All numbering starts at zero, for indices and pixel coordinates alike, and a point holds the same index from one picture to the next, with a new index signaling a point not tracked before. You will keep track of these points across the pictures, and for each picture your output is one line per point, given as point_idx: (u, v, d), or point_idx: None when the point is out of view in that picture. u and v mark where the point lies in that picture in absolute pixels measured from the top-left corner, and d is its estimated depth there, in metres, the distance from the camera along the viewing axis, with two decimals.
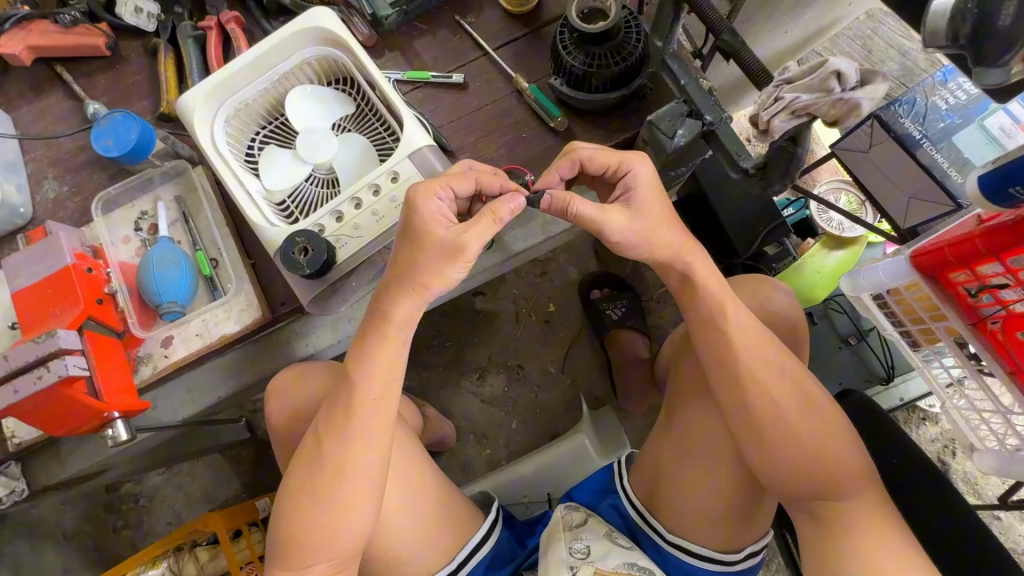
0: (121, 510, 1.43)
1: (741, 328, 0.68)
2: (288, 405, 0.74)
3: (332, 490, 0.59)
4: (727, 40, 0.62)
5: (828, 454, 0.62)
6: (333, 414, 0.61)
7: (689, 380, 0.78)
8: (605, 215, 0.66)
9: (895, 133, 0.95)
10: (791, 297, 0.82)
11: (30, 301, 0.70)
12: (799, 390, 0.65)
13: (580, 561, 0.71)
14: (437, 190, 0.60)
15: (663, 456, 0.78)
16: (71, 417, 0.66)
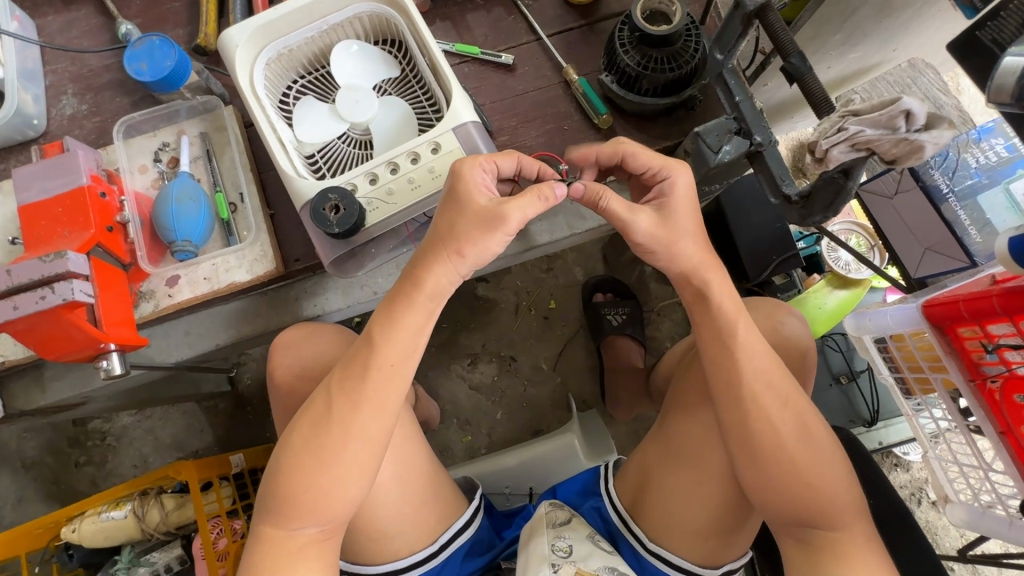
0: (86, 446, 1.39)
1: (756, 348, 0.67)
2: (296, 362, 0.75)
3: (333, 452, 0.58)
4: (793, 64, 0.60)
5: (826, 484, 0.63)
6: (347, 378, 0.60)
7: (691, 392, 0.78)
8: (635, 216, 0.67)
9: (923, 184, 1.00)
10: (802, 325, 0.82)
11: (38, 218, 0.67)
12: (805, 418, 0.65)
13: (562, 560, 0.69)
14: (482, 163, 0.62)
15: (655, 465, 0.78)
16: (68, 343, 0.63)
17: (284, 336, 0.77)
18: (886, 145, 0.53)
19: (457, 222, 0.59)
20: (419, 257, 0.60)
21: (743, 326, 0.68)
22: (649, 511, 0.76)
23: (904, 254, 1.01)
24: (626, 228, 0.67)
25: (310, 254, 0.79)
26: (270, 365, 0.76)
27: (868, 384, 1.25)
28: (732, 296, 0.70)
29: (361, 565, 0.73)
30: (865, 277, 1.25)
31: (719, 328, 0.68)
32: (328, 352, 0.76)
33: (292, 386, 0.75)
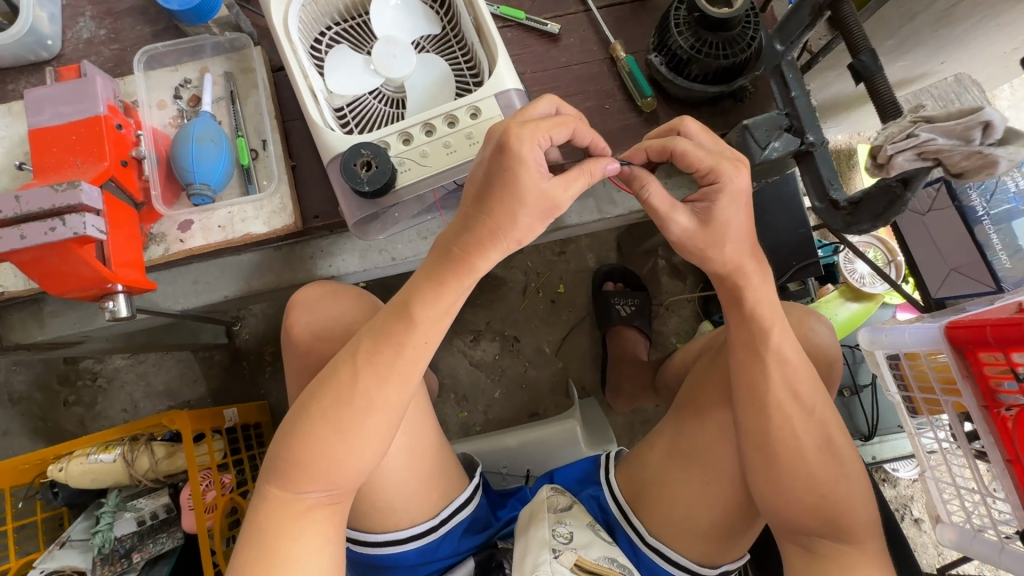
0: (75, 386, 1.37)
1: (789, 356, 0.66)
2: (313, 322, 0.73)
3: (353, 419, 0.57)
4: (863, 61, 0.58)
5: (840, 498, 0.63)
6: (373, 344, 0.58)
7: (708, 392, 0.77)
8: (674, 211, 0.64)
9: (959, 204, 0.97)
10: (830, 333, 0.84)
11: (49, 145, 0.64)
12: (827, 429, 0.65)
13: (563, 546, 0.69)
14: (541, 138, 0.55)
15: (662, 460, 0.77)
16: (75, 280, 0.61)
17: (306, 292, 0.76)
18: (956, 156, 0.51)
19: (518, 214, 0.55)
20: (456, 229, 0.58)
21: (775, 334, 0.66)
22: (652, 506, 0.76)
23: (928, 274, 1.04)
24: (664, 220, 0.64)
25: (331, 212, 0.75)
26: (287, 320, 0.75)
27: (869, 399, 1.24)
28: (766, 300, 0.67)
29: (361, 530, 0.74)
30: (879, 292, 1.24)
31: (753, 331, 0.67)
32: (343, 315, 0.74)
33: (302, 346, 0.73)
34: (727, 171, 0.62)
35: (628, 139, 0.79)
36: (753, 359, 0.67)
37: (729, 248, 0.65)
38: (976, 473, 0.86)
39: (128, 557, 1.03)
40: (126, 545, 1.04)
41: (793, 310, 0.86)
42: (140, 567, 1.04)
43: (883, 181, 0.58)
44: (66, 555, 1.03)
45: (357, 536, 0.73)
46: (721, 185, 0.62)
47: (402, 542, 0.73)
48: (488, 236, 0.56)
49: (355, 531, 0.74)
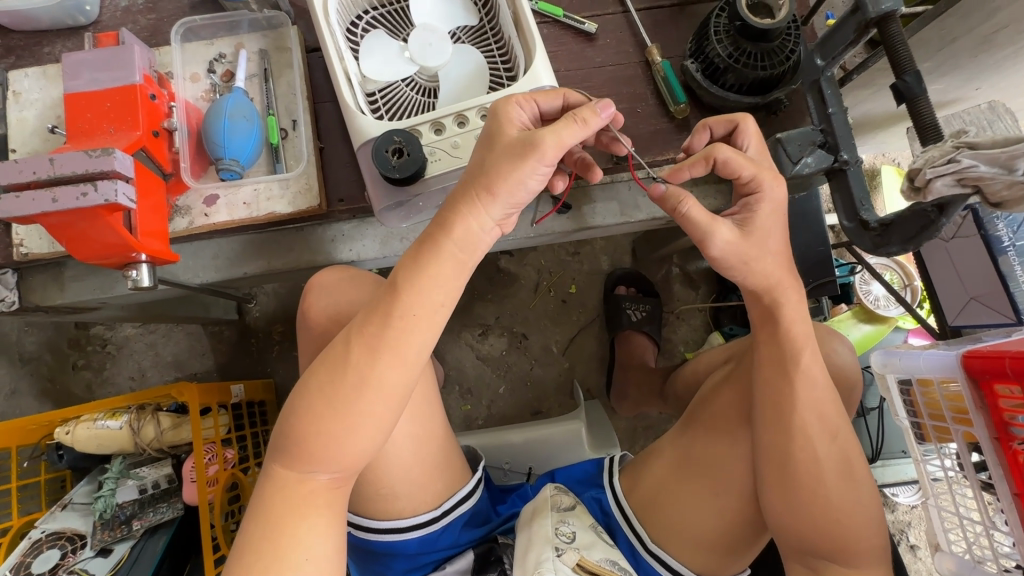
0: (85, 350, 1.38)
1: (819, 378, 0.66)
2: (332, 305, 0.73)
3: (346, 398, 0.55)
4: (906, 82, 0.57)
5: (850, 523, 0.64)
6: (365, 319, 0.56)
7: (722, 406, 0.76)
8: (715, 227, 0.61)
9: (984, 232, 0.96)
10: (851, 353, 0.83)
11: (84, 110, 0.64)
12: (846, 455, 0.65)
13: (566, 545, 0.69)
14: (521, 100, 0.60)
15: (669, 469, 0.77)
16: (101, 246, 0.61)
17: (321, 277, 0.76)
18: (997, 185, 0.51)
19: (490, 159, 0.54)
20: (447, 207, 0.56)
21: (799, 355, 0.66)
22: (657, 513, 0.76)
23: (946, 301, 1.04)
24: (708, 232, 0.61)
25: (356, 197, 0.75)
26: (303, 302, 0.76)
27: (877, 422, 1.24)
28: (792, 323, 0.66)
29: (364, 516, 0.74)
30: (892, 315, 1.25)
31: (783, 352, 0.66)
32: (358, 302, 0.73)
33: (316, 330, 0.73)
34: (768, 181, 0.63)
35: (658, 145, 0.79)
36: (772, 379, 0.66)
37: (759, 265, 0.63)
38: (981, 505, 0.86)
39: (128, 524, 1.04)
40: (127, 512, 1.05)
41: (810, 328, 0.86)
42: (139, 535, 1.05)
43: (919, 206, 0.57)
44: (67, 518, 1.05)
45: (360, 522, 0.74)
46: (762, 197, 0.63)
47: (404, 531, 0.74)
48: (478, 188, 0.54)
49: (359, 517, 0.74)
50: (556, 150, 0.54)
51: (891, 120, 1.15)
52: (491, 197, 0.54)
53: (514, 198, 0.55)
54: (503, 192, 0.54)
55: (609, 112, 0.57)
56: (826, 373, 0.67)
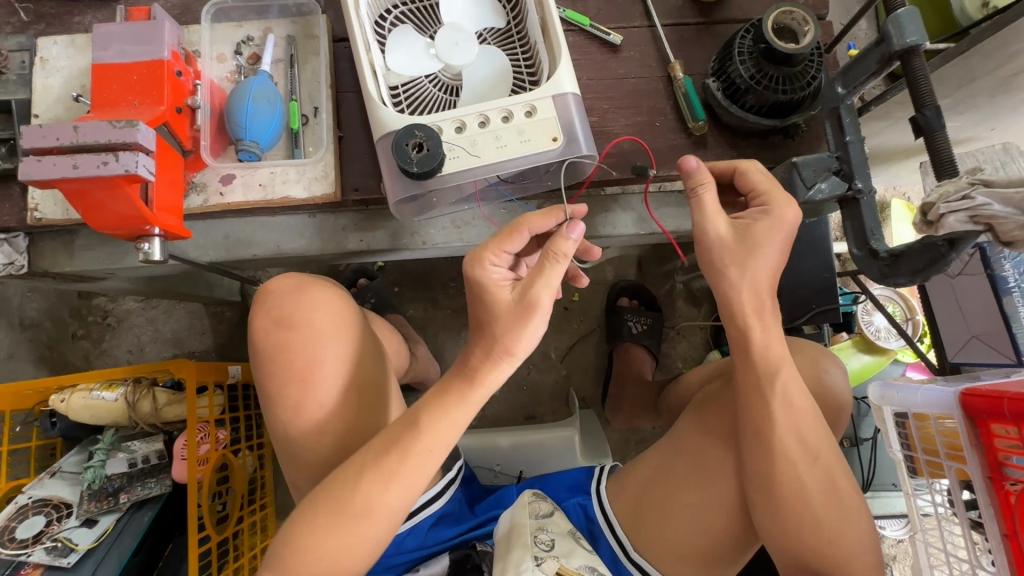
0: (86, 320, 1.38)
1: (798, 400, 0.66)
2: (278, 305, 0.74)
3: (351, 520, 0.61)
4: (926, 116, 0.58)
5: (843, 542, 0.65)
6: (380, 449, 0.63)
7: (709, 426, 0.76)
8: (714, 220, 0.66)
9: (991, 272, 0.96)
10: (843, 376, 0.84)
11: (110, 81, 0.64)
12: (832, 474, 0.66)
13: (545, 554, 0.69)
14: (494, 258, 0.61)
15: (651, 486, 0.77)
16: (118, 217, 0.61)
17: (275, 284, 0.76)
18: (1009, 225, 0.51)
19: (496, 324, 0.60)
20: (471, 363, 0.62)
21: (781, 379, 0.66)
22: (639, 527, 0.76)
23: (947, 338, 1.05)
24: (702, 223, 0.66)
25: (371, 188, 0.76)
26: (252, 313, 0.76)
27: (869, 453, 1.23)
28: (766, 346, 0.67)
29: None
30: (892, 348, 1.25)
31: (761, 375, 0.66)
32: (306, 313, 0.73)
33: (263, 334, 0.73)
34: (779, 201, 0.65)
35: (674, 159, 0.79)
36: (756, 403, 0.66)
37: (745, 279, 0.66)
38: (968, 543, 0.86)
39: (115, 497, 1.04)
40: (115, 484, 1.05)
41: (805, 349, 0.86)
42: (125, 508, 1.05)
43: (931, 239, 0.57)
44: (56, 486, 1.04)
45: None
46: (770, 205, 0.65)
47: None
48: (493, 349, 0.61)
49: None
50: (552, 297, 0.59)
51: (904, 154, 1.16)
52: (509, 357, 0.61)
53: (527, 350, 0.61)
54: (520, 350, 0.60)
55: (579, 231, 0.59)
56: (804, 394, 0.67)
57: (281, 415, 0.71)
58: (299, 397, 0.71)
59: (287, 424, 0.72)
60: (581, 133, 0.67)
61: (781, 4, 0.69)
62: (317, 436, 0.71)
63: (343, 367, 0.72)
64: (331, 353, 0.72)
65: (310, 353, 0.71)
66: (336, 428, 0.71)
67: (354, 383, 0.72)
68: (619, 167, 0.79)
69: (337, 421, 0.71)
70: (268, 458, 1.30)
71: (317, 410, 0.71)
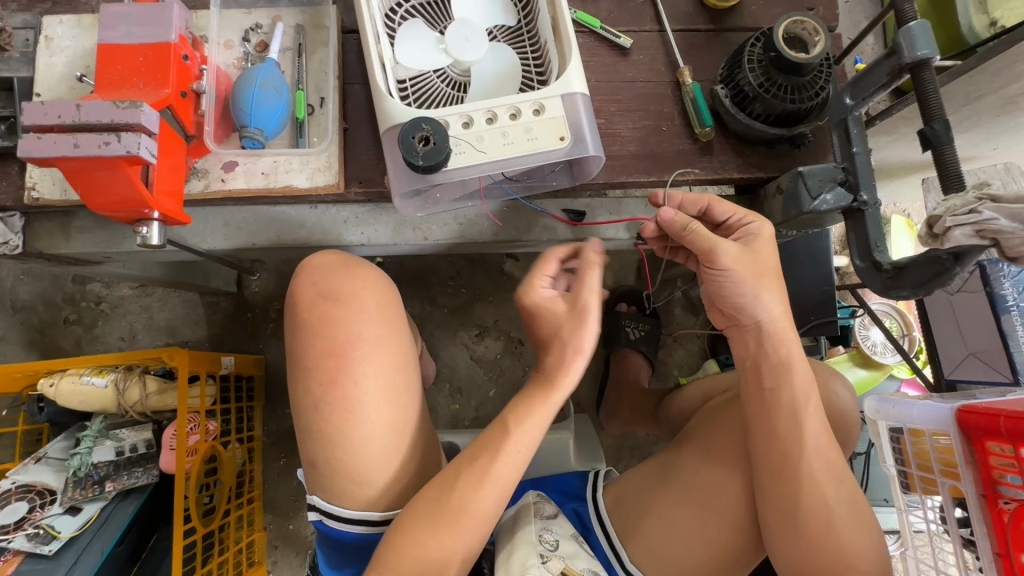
0: (79, 305, 1.36)
1: (823, 424, 0.67)
2: (325, 282, 0.73)
3: (448, 518, 0.65)
4: (934, 130, 0.57)
5: (861, 568, 0.65)
6: (474, 452, 0.68)
7: (722, 441, 0.77)
8: (720, 244, 0.66)
9: (990, 289, 0.97)
10: (852, 395, 0.84)
11: (115, 62, 0.63)
12: (852, 499, 0.66)
13: (549, 552, 0.71)
14: (541, 280, 0.72)
15: (657, 495, 0.77)
16: (117, 199, 0.60)
17: (318, 258, 0.75)
18: (1015, 241, 0.50)
19: (557, 329, 0.69)
20: (546, 361, 0.70)
21: (810, 397, 0.67)
22: (642, 536, 0.75)
23: (944, 354, 1.05)
24: (710, 253, 0.67)
25: (374, 181, 0.75)
26: (292, 285, 0.75)
27: (861, 468, 1.24)
28: (790, 360, 0.68)
29: (323, 498, 0.72)
30: (888, 363, 1.26)
31: (794, 395, 0.67)
32: (354, 291, 0.73)
33: (307, 306, 0.72)
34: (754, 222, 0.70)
35: (679, 165, 0.79)
36: (784, 423, 0.67)
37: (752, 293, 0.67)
38: (959, 560, 0.86)
39: (101, 485, 1.02)
40: (101, 473, 1.03)
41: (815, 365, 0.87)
42: (110, 497, 1.03)
43: (934, 253, 0.56)
44: (40, 472, 1.02)
45: (336, 512, 0.71)
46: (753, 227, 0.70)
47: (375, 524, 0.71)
48: (558, 345, 0.69)
49: (323, 500, 0.72)
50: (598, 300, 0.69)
51: (907, 170, 1.16)
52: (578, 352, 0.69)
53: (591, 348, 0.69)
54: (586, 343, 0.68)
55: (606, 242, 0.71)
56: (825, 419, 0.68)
57: (314, 388, 0.70)
58: (335, 372, 0.69)
59: (317, 397, 0.70)
60: (587, 134, 0.67)
61: (792, 14, 0.69)
62: (346, 414, 0.69)
63: (380, 346, 0.71)
64: (374, 334, 0.71)
65: (351, 331, 0.70)
66: (367, 408, 0.69)
67: (390, 367, 0.71)
68: (625, 170, 0.78)
69: (371, 402, 0.69)
70: (258, 451, 1.29)
71: (352, 388, 0.69)
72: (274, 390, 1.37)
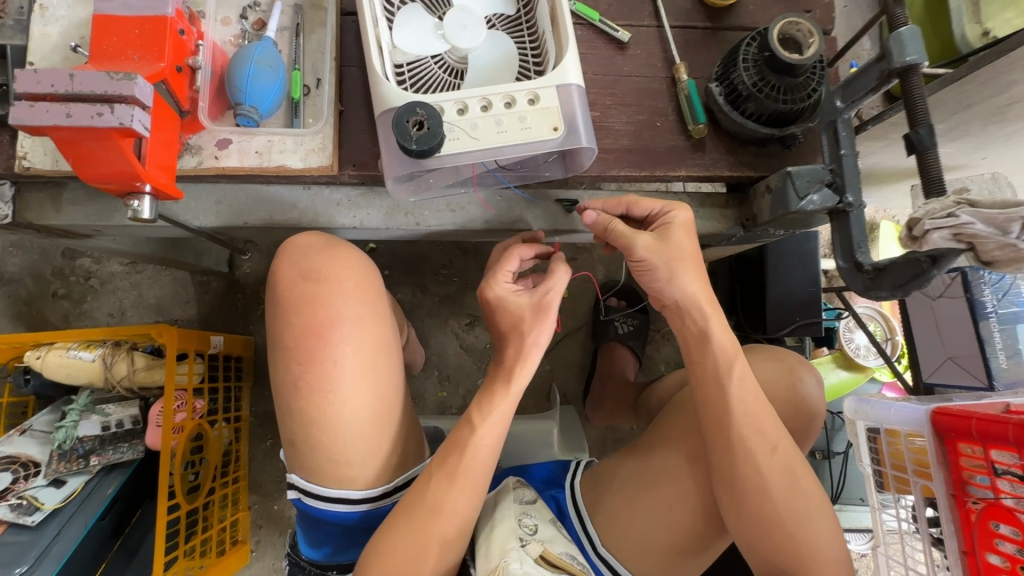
0: (67, 280, 1.35)
1: (750, 394, 0.71)
2: (303, 262, 0.73)
3: (451, 464, 0.69)
4: (919, 134, 0.58)
5: (805, 532, 0.67)
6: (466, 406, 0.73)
7: (683, 426, 0.82)
8: (634, 238, 0.71)
9: (972, 295, 1.00)
10: (821, 388, 0.88)
11: (111, 33, 0.63)
12: (789, 465, 0.69)
13: (529, 536, 0.71)
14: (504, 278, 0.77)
15: (627, 483, 0.81)
16: (108, 170, 0.60)
17: (301, 239, 0.75)
18: (990, 245, 0.52)
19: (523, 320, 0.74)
20: (517, 355, 0.74)
21: (733, 365, 0.71)
22: (608, 516, 0.79)
23: (924, 359, 1.07)
24: (626, 247, 0.71)
25: (368, 164, 0.75)
26: (275, 266, 0.75)
27: (839, 467, 1.26)
28: (715, 336, 0.72)
29: (304, 479, 0.73)
30: (870, 366, 1.28)
31: (718, 367, 0.72)
32: (337, 272, 0.73)
33: (289, 287, 0.72)
34: (671, 212, 0.74)
35: (671, 161, 0.80)
36: (712, 393, 0.71)
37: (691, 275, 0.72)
38: (928, 558, 0.89)
39: (86, 459, 1.02)
40: (85, 447, 1.03)
41: (786, 357, 0.90)
42: (95, 471, 1.03)
43: (913, 255, 0.58)
44: (25, 444, 1.02)
45: (314, 490, 0.72)
46: (672, 217, 0.73)
47: (356, 502, 0.72)
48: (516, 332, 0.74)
49: (302, 480, 0.72)
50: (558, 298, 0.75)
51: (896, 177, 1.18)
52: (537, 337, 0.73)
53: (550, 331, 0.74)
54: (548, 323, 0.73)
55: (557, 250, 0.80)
56: (757, 390, 0.71)
57: (293, 367, 0.70)
58: (313, 352, 0.70)
59: (298, 376, 0.70)
60: (581, 125, 0.67)
61: (787, 14, 0.70)
62: (325, 393, 0.69)
63: (361, 327, 0.72)
64: (354, 315, 0.72)
65: (332, 310, 0.71)
66: (346, 389, 0.70)
67: (370, 349, 0.72)
68: (617, 163, 0.79)
69: (350, 383, 0.70)
70: (245, 431, 1.30)
71: (332, 368, 0.69)
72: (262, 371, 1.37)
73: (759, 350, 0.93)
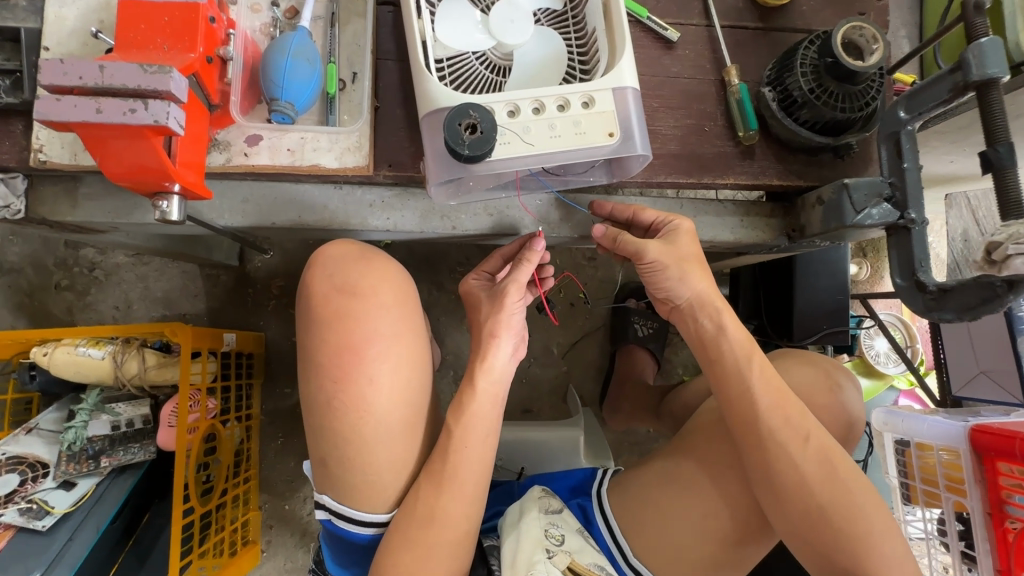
0: (70, 270, 1.30)
1: (773, 386, 0.69)
2: (334, 276, 0.70)
3: (448, 464, 0.67)
4: (998, 152, 0.56)
5: (855, 526, 0.64)
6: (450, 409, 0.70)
7: (712, 428, 0.80)
8: (645, 244, 0.71)
9: (1008, 312, 0.99)
10: (858, 396, 0.87)
11: (139, 20, 0.59)
12: (827, 457, 0.66)
13: (556, 548, 0.70)
14: (474, 276, 0.84)
15: (657, 489, 0.79)
16: (137, 169, 0.56)
17: (333, 249, 0.72)
18: None
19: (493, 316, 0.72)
20: (478, 355, 0.71)
21: (750, 357, 0.70)
22: (641, 525, 0.77)
23: (955, 371, 1.10)
24: (637, 253, 0.71)
25: (405, 164, 0.71)
26: (306, 277, 0.71)
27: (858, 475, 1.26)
28: (733, 343, 0.71)
29: (335, 500, 0.70)
30: (890, 373, 1.28)
31: (738, 363, 0.70)
32: (372, 284, 0.70)
33: (322, 300, 0.69)
34: (675, 220, 0.75)
35: (719, 167, 0.76)
36: (734, 390, 0.69)
37: (691, 278, 0.71)
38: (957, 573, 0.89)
39: (95, 460, 0.98)
40: (95, 447, 0.99)
41: (819, 361, 0.89)
42: (105, 472, 1.00)
43: (985, 280, 0.56)
44: (31, 443, 0.98)
45: (347, 512, 0.69)
46: (678, 225, 0.74)
47: (382, 525, 0.70)
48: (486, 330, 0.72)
49: (333, 502, 0.70)
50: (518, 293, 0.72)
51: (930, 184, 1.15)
52: (495, 336, 0.71)
53: (513, 331, 0.72)
54: (504, 331, 0.71)
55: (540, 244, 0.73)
56: (781, 382, 0.69)
57: (326, 386, 0.67)
58: (349, 369, 0.66)
59: (330, 396, 0.67)
60: (636, 131, 0.64)
61: (851, 18, 0.66)
62: (360, 413, 0.66)
63: (397, 343, 0.69)
64: (390, 330, 0.68)
65: (367, 327, 0.67)
66: (381, 409, 0.67)
67: (407, 365, 0.69)
68: (663, 169, 0.76)
69: (385, 401, 0.67)
70: (256, 430, 1.27)
71: (367, 386, 0.66)
72: (273, 368, 1.34)
73: (791, 355, 0.92)
